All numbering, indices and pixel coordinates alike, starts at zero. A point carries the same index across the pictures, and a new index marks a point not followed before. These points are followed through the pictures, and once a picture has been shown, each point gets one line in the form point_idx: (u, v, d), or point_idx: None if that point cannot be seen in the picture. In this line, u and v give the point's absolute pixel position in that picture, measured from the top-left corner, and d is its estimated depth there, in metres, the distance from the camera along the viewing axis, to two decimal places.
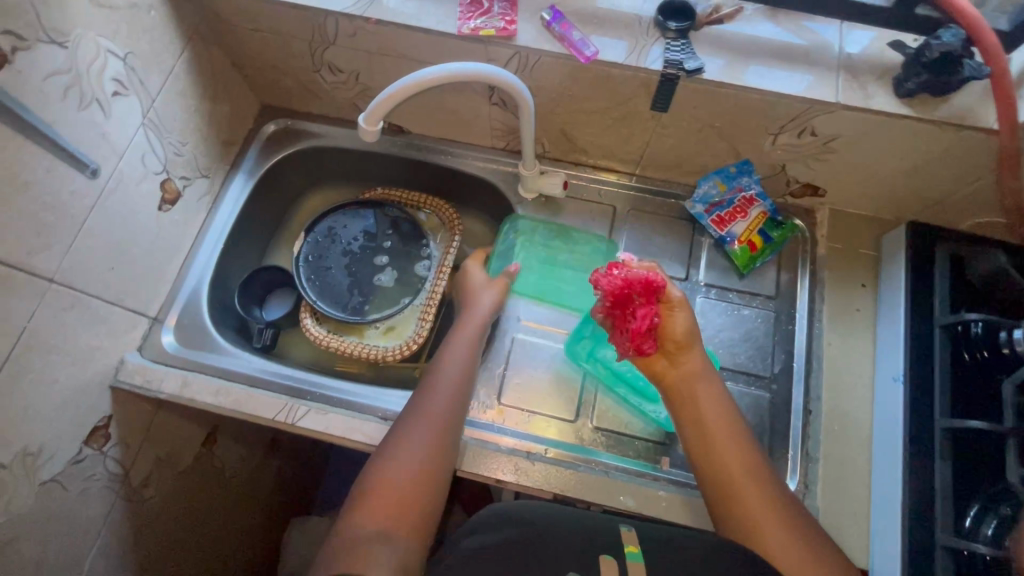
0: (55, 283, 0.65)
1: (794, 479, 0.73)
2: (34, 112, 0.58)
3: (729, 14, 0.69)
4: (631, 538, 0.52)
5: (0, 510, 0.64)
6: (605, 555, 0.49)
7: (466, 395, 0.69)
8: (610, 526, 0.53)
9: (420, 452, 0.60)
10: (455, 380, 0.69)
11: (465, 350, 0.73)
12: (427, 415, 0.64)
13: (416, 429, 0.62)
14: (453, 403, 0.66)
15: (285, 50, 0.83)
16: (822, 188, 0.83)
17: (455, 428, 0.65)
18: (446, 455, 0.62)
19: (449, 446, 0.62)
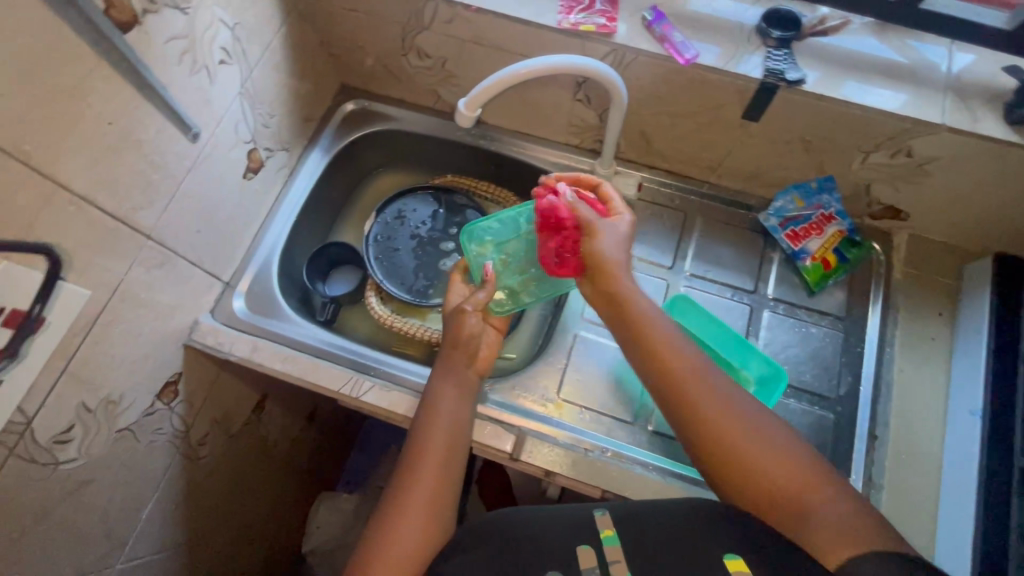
0: (151, 239, 0.67)
1: (859, 478, 0.73)
2: (155, 74, 0.60)
3: (834, 27, 0.70)
4: (606, 522, 0.55)
5: (81, 452, 0.67)
6: (584, 547, 0.53)
7: (459, 437, 0.66)
8: (585, 513, 0.56)
9: (416, 508, 0.59)
10: (444, 423, 0.66)
11: (452, 384, 0.70)
12: (417, 462, 0.62)
13: (408, 483, 0.61)
14: (444, 444, 0.64)
15: (376, 32, 0.84)
16: (905, 213, 0.81)
17: (450, 466, 0.63)
18: (442, 501, 0.61)
19: (445, 488, 0.62)
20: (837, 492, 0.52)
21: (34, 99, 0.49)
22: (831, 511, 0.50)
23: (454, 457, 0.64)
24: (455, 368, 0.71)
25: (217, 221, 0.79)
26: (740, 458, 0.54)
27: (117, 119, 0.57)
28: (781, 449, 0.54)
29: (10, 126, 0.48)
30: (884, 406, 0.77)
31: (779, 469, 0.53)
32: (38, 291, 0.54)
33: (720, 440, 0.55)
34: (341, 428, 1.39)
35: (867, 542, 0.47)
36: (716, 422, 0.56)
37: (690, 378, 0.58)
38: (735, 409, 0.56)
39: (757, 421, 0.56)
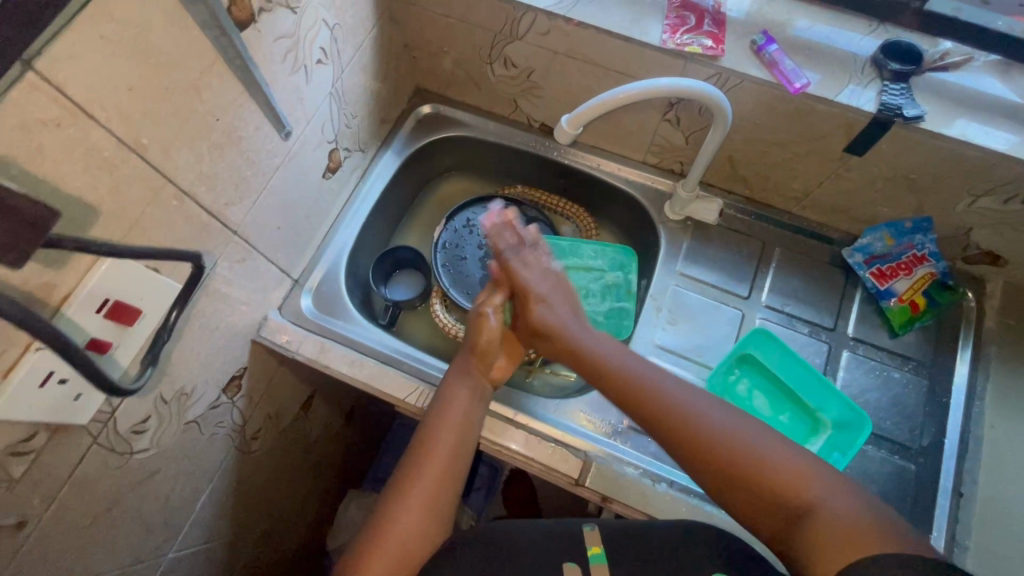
0: (237, 235, 0.67)
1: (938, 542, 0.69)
2: (263, 72, 0.60)
3: (956, 63, 0.68)
4: (594, 538, 0.56)
5: (152, 444, 0.65)
6: (570, 563, 0.54)
7: (464, 446, 0.63)
8: (574, 527, 0.57)
9: (413, 507, 0.58)
10: (452, 425, 0.64)
11: (459, 389, 0.68)
12: (419, 463, 0.61)
13: (408, 484, 0.59)
14: (447, 448, 0.62)
15: (465, 39, 0.83)
16: (1004, 259, 0.78)
17: (452, 472, 0.61)
18: (439, 505, 0.59)
19: (444, 492, 0.60)
20: (835, 494, 0.50)
21: (158, 94, 0.49)
22: (826, 518, 0.48)
23: (459, 462, 0.62)
24: (460, 368, 0.71)
25: (295, 219, 0.79)
26: (723, 469, 0.54)
27: (223, 116, 0.57)
28: (766, 456, 0.53)
29: (135, 119, 0.47)
30: (971, 463, 0.73)
31: (763, 482, 0.52)
32: (172, 299, 0.57)
33: (703, 455, 0.55)
34: (376, 429, 1.37)
35: (864, 547, 0.45)
36: (692, 438, 0.56)
37: (666, 397, 0.59)
38: (712, 420, 0.56)
39: (736, 427, 0.55)
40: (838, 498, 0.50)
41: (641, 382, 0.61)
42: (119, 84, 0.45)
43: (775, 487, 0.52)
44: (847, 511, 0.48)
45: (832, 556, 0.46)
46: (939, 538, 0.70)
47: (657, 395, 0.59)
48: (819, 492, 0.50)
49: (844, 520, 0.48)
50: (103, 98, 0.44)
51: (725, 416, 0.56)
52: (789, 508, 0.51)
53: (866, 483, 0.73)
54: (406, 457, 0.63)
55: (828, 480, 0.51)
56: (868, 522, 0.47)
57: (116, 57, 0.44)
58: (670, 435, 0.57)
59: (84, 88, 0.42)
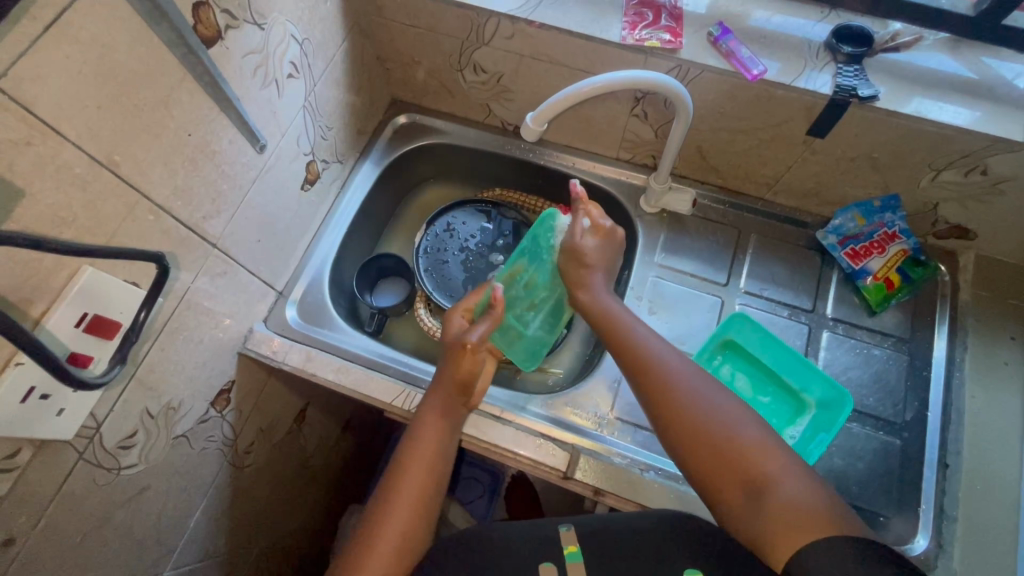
0: (217, 248, 0.68)
1: (926, 537, 0.69)
2: (233, 87, 0.62)
3: (907, 43, 0.70)
4: (570, 537, 0.56)
5: (139, 460, 0.66)
6: (546, 563, 0.54)
7: (440, 463, 0.64)
8: (548, 531, 0.57)
9: (395, 530, 0.59)
10: (428, 446, 0.64)
11: (436, 408, 0.67)
12: (396, 486, 0.62)
13: (387, 508, 0.60)
14: (424, 466, 0.63)
15: (434, 48, 0.86)
16: (973, 232, 0.79)
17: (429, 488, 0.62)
18: (420, 525, 0.60)
19: (422, 513, 0.61)
20: (795, 476, 0.51)
21: (127, 111, 0.50)
22: (782, 498, 0.49)
23: (433, 487, 0.63)
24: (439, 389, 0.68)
25: (275, 231, 0.80)
26: (689, 434, 0.56)
27: (196, 130, 0.59)
28: (741, 431, 0.54)
29: (105, 136, 0.49)
30: (954, 435, 0.74)
31: (727, 457, 0.53)
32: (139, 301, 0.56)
33: (680, 419, 0.57)
34: (372, 439, 1.37)
35: (813, 529, 0.46)
36: (670, 399, 0.58)
37: (654, 366, 0.61)
38: (693, 394, 0.58)
39: (715, 402, 0.57)
40: (798, 481, 0.50)
41: (632, 348, 0.64)
42: (87, 102, 0.46)
43: (740, 463, 0.52)
44: (804, 493, 0.49)
45: (782, 539, 0.47)
46: (927, 511, 0.70)
47: (643, 355, 0.62)
48: (781, 470, 0.51)
49: (799, 503, 0.48)
50: (71, 114, 0.45)
51: (703, 389, 0.58)
52: (747, 484, 0.52)
53: (852, 460, 0.73)
54: (384, 479, 0.63)
55: (789, 463, 0.52)
56: (822, 507, 0.48)
57: (82, 75, 0.45)
58: (648, 393, 0.60)
59: (53, 106, 0.44)
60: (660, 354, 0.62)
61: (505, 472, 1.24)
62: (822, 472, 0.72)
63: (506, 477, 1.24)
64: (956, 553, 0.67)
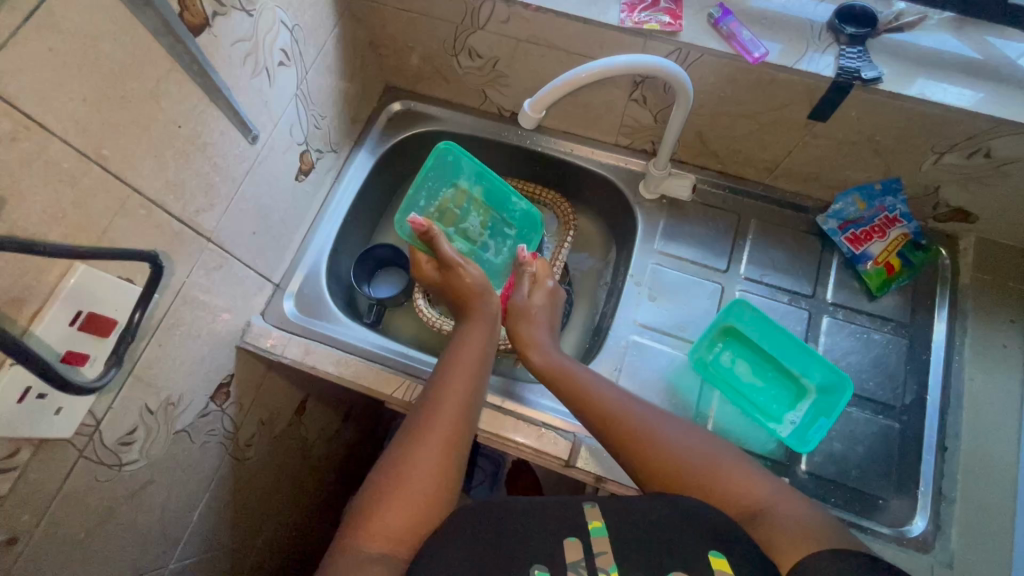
0: (211, 242, 0.67)
1: (924, 519, 0.69)
2: (223, 77, 0.61)
3: (911, 22, 0.69)
4: (594, 513, 0.54)
5: (141, 455, 0.65)
6: (571, 538, 0.52)
7: (477, 397, 0.66)
8: (572, 504, 0.55)
9: (436, 449, 0.59)
10: (466, 378, 0.67)
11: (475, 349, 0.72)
12: (436, 411, 0.63)
13: (426, 429, 0.61)
14: (461, 394, 0.65)
15: (428, 32, 0.84)
16: (974, 215, 0.79)
17: (467, 413, 0.64)
18: (458, 447, 0.61)
19: (461, 437, 0.62)
20: (783, 498, 0.55)
21: (113, 103, 0.49)
22: (778, 518, 0.53)
23: (469, 418, 0.64)
24: (489, 313, 0.76)
25: (270, 223, 0.79)
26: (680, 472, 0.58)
27: (186, 122, 0.57)
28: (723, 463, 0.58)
29: (93, 130, 0.47)
30: (953, 417, 0.74)
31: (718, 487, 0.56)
32: (136, 300, 0.55)
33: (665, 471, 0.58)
34: (374, 426, 1.37)
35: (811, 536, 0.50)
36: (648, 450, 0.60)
37: (629, 416, 0.63)
38: (675, 440, 0.60)
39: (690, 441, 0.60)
40: (787, 502, 0.54)
41: (603, 405, 0.65)
42: (73, 94, 0.45)
43: (733, 494, 0.55)
44: (794, 512, 0.53)
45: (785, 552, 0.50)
46: (925, 493, 0.71)
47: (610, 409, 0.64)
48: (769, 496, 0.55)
49: (795, 520, 0.52)
50: (56, 108, 0.44)
51: (677, 430, 0.61)
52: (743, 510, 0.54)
53: (852, 444, 0.74)
54: (420, 406, 0.64)
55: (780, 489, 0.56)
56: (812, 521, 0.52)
57: (66, 66, 0.44)
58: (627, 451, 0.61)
59: (36, 99, 0.42)
60: (635, 403, 0.64)
61: (506, 458, 1.25)
62: (821, 457, 0.73)
63: (506, 463, 1.24)
64: (954, 534, 0.68)
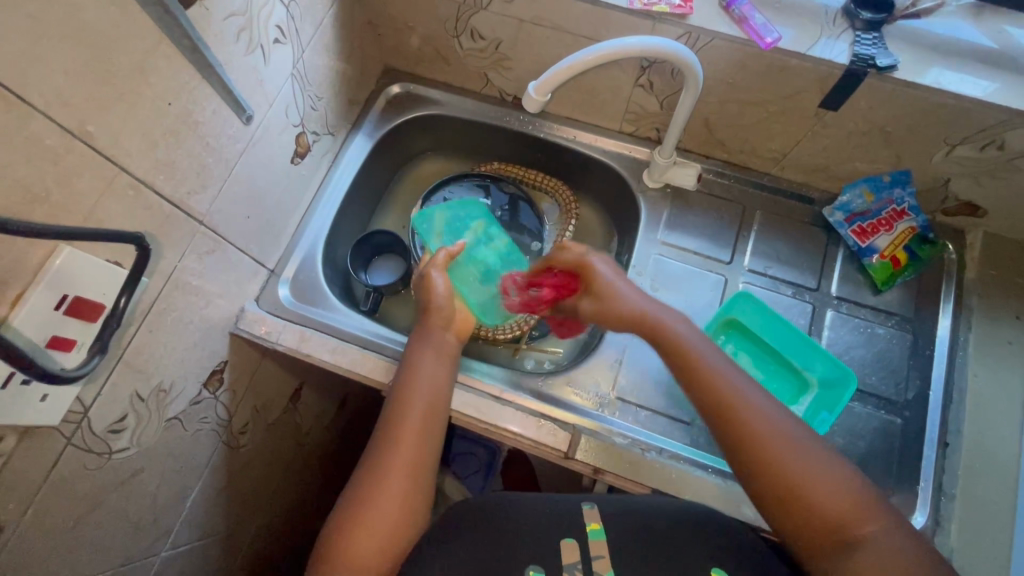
0: (204, 225, 0.65)
1: (924, 513, 0.69)
2: (215, 53, 0.58)
3: (928, 9, 0.67)
4: (593, 515, 0.55)
5: (132, 443, 0.64)
6: (568, 540, 0.52)
7: (437, 419, 0.63)
8: (572, 505, 0.56)
9: (397, 480, 0.57)
10: (420, 395, 0.63)
11: (430, 362, 0.67)
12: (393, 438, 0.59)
13: (386, 460, 0.58)
14: (420, 417, 0.61)
15: (429, 12, 0.81)
16: (983, 209, 0.77)
17: (427, 437, 0.61)
18: (422, 474, 0.59)
19: (425, 464, 0.59)
20: (887, 531, 0.48)
21: (99, 77, 0.46)
22: (876, 554, 0.46)
23: (431, 442, 0.61)
24: (431, 337, 0.70)
25: (265, 207, 0.77)
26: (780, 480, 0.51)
27: (176, 100, 0.55)
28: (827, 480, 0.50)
29: (77, 105, 0.45)
30: (955, 414, 0.73)
31: (814, 503, 0.50)
32: (122, 283, 0.53)
33: (766, 481, 0.52)
34: (369, 414, 1.36)
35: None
36: (762, 457, 0.52)
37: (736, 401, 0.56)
38: (787, 441, 0.53)
39: (799, 442, 0.53)
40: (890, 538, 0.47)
41: (714, 387, 0.57)
42: (55, 66, 0.43)
43: (832, 515, 0.49)
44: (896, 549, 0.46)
45: None
46: (926, 488, 0.70)
47: (730, 398, 0.56)
48: (873, 529, 0.48)
49: (897, 558, 0.46)
50: (38, 81, 0.42)
51: (788, 430, 0.54)
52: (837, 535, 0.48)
53: (853, 439, 0.73)
54: (379, 431, 0.61)
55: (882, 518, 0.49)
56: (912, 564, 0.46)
57: (49, 37, 0.42)
58: (738, 450, 0.54)
59: (16, 71, 0.40)
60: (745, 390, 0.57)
61: (501, 447, 1.24)
62: None
63: (501, 452, 1.24)
64: (954, 530, 0.68)
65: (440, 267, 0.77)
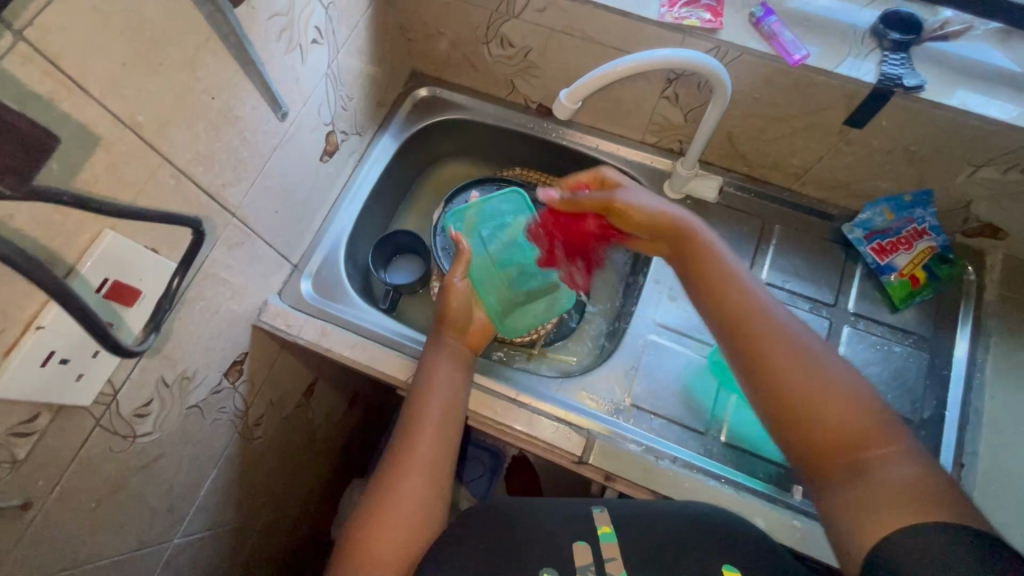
0: (235, 217, 0.66)
1: None
2: (258, 51, 0.60)
3: (956, 32, 0.67)
4: (604, 519, 0.55)
5: (154, 428, 0.65)
6: (579, 543, 0.53)
7: (454, 421, 0.64)
8: (582, 511, 0.56)
9: (416, 476, 0.58)
10: (443, 392, 0.66)
11: (446, 364, 0.69)
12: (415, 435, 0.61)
13: (403, 460, 0.59)
14: (436, 420, 0.63)
15: (461, 18, 0.83)
16: (1004, 231, 0.78)
17: (446, 437, 0.62)
18: (439, 474, 0.60)
19: (441, 464, 0.60)
20: (902, 455, 0.46)
21: (152, 70, 0.48)
22: (888, 480, 0.44)
23: (448, 443, 0.62)
24: (443, 343, 0.72)
25: (292, 203, 0.78)
26: (788, 396, 0.50)
27: (219, 94, 0.57)
28: (839, 400, 0.49)
29: (129, 94, 0.47)
30: (971, 436, 0.73)
31: (820, 416, 0.49)
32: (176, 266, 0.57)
33: (790, 412, 0.50)
34: (378, 414, 1.36)
35: (931, 512, 0.41)
36: (783, 381, 0.51)
37: (748, 306, 0.56)
38: (797, 349, 0.52)
39: (812, 355, 0.52)
40: (907, 463, 0.45)
41: (727, 296, 0.57)
42: (112, 57, 0.44)
43: (839, 433, 0.48)
44: (909, 475, 0.44)
45: (875, 522, 0.43)
46: None
47: (755, 318, 0.55)
48: (885, 450, 0.46)
49: (910, 484, 0.43)
50: (96, 71, 0.43)
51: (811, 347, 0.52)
52: (849, 453, 0.47)
53: None
54: (398, 430, 0.63)
55: (900, 441, 0.47)
56: (932, 488, 0.43)
57: (109, 30, 0.43)
58: (762, 372, 0.52)
59: (77, 60, 0.42)
60: (762, 299, 0.56)
61: (507, 453, 1.24)
62: None
63: (506, 457, 1.24)
64: None
65: (462, 271, 0.76)
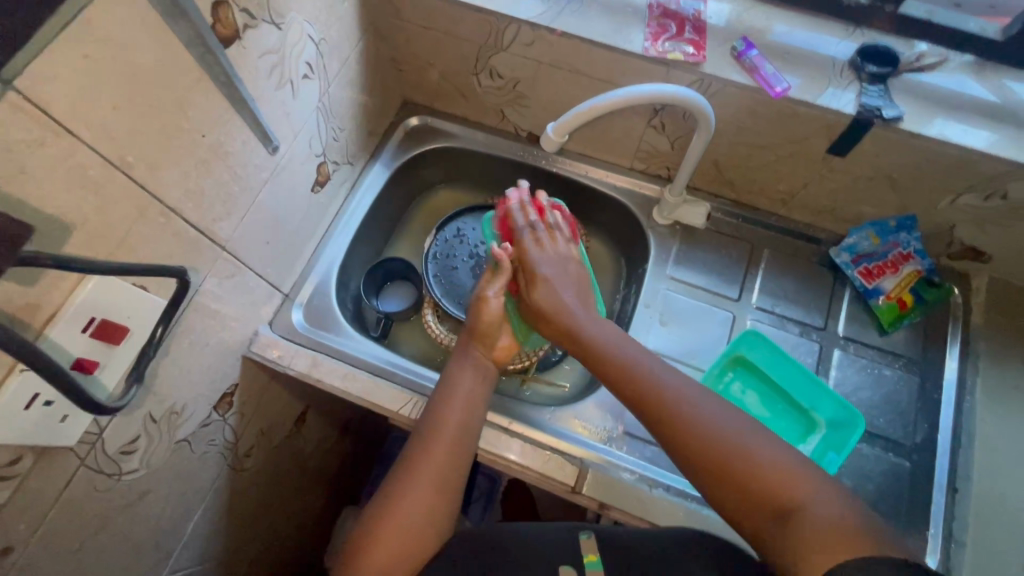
0: (225, 250, 0.66)
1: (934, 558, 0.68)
2: (248, 88, 0.61)
3: (931, 64, 0.70)
4: (591, 546, 0.55)
5: (141, 464, 0.64)
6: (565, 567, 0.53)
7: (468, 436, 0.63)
8: (570, 537, 0.56)
9: (422, 487, 0.58)
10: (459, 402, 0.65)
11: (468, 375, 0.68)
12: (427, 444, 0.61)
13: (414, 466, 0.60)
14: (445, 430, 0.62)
15: (452, 51, 0.84)
16: (987, 254, 0.79)
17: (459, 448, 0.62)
18: (448, 484, 0.60)
19: (449, 474, 0.60)
20: (825, 497, 0.48)
21: (142, 112, 0.49)
22: (814, 518, 0.47)
23: (459, 456, 0.62)
24: (468, 355, 0.70)
25: (283, 234, 0.78)
26: (712, 459, 0.53)
27: (210, 132, 0.57)
28: (762, 460, 0.52)
29: (120, 137, 0.47)
30: (964, 460, 0.73)
31: (738, 469, 0.52)
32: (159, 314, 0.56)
33: (719, 477, 0.53)
34: (371, 440, 1.34)
35: (850, 549, 0.43)
36: (701, 444, 0.54)
37: (661, 389, 0.58)
38: (706, 416, 0.55)
39: (722, 416, 0.55)
40: (826, 500, 0.48)
41: (641, 384, 0.59)
42: (101, 102, 0.45)
43: (770, 491, 0.50)
44: (832, 513, 0.47)
45: (817, 554, 0.45)
46: (936, 533, 0.70)
47: (670, 404, 0.57)
48: (806, 494, 0.49)
49: (836, 524, 0.46)
50: (87, 116, 0.44)
51: (720, 412, 0.55)
52: (776, 507, 0.49)
53: (862, 481, 0.73)
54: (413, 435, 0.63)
55: (816, 480, 0.50)
56: (858, 528, 0.45)
57: (99, 76, 0.44)
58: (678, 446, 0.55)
59: (68, 106, 0.42)
60: (669, 377, 0.59)
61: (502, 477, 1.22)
62: None
63: (502, 482, 1.22)
64: None
65: (501, 285, 0.72)
